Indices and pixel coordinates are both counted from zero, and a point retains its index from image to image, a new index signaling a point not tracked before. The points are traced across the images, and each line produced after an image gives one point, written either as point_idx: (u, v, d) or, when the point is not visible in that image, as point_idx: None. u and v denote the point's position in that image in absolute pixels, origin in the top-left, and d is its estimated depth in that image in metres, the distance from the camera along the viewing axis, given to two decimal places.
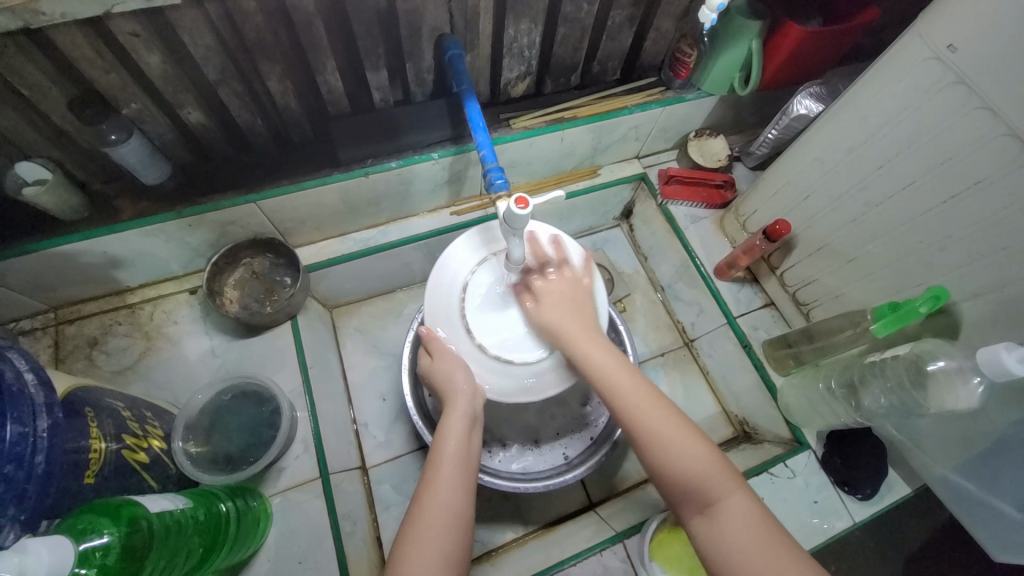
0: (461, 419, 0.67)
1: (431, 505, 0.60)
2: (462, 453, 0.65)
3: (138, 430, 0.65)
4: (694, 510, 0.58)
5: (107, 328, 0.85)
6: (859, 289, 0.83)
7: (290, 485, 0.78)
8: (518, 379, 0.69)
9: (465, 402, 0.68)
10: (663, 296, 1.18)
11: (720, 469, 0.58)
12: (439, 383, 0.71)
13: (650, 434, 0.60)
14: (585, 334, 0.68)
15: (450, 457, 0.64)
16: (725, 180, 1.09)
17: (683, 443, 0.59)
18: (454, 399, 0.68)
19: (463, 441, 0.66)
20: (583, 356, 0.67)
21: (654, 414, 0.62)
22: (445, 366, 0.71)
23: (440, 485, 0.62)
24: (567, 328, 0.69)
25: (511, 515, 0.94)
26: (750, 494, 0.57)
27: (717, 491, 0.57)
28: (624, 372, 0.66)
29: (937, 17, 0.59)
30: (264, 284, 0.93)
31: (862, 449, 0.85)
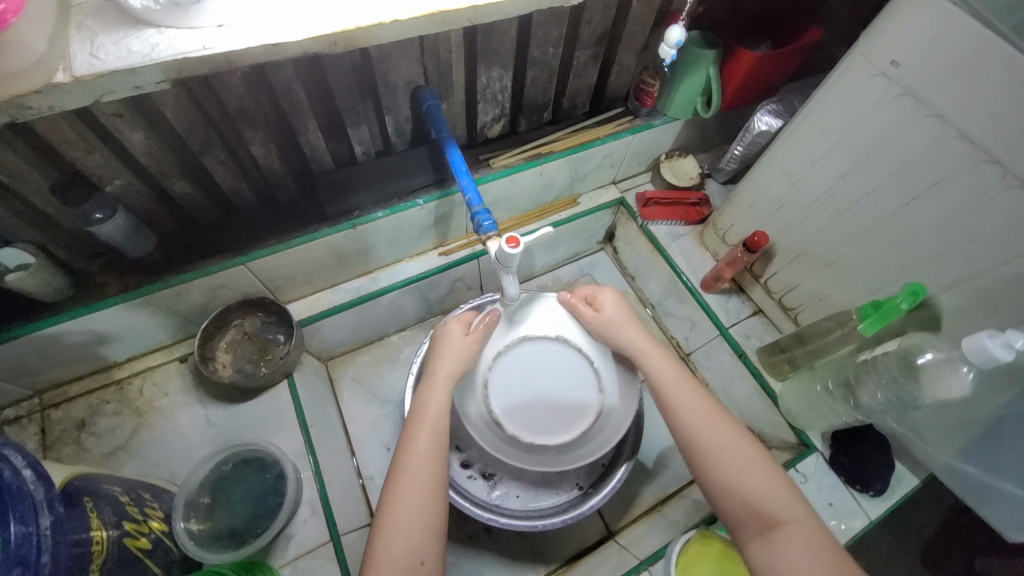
0: (442, 394, 0.68)
1: (408, 481, 0.60)
2: (436, 427, 0.65)
3: (138, 514, 0.62)
4: (753, 534, 0.59)
5: (95, 408, 0.82)
6: (840, 290, 0.86)
7: (299, 553, 0.75)
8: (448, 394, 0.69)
9: (445, 379, 0.70)
10: (653, 312, 1.20)
11: (771, 483, 0.60)
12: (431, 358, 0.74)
13: (718, 452, 0.62)
14: (651, 354, 0.73)
15: (425, 427, 0.65)
16: (700, 197, 1.14)
17: (751, 458, 0.62)
18: (439, 375, 0.70)
19: (441, 418, 0.66)
20: (654, 367, 0.71)
21: (720, 432, 0.64)
22: (443, 343, 0.74)
23: (414, 457, 0.62)
24: (642, 345, 0.74)
25: (530, 555, 0.91)
26: (812, 521, 0.58)
27: (780, 515, 0.58)
28: (688, 386, 0.69)
29: (876, 38, 0.65)
30: (256, 344, 0.91)
31: (865, 446, 0.87)
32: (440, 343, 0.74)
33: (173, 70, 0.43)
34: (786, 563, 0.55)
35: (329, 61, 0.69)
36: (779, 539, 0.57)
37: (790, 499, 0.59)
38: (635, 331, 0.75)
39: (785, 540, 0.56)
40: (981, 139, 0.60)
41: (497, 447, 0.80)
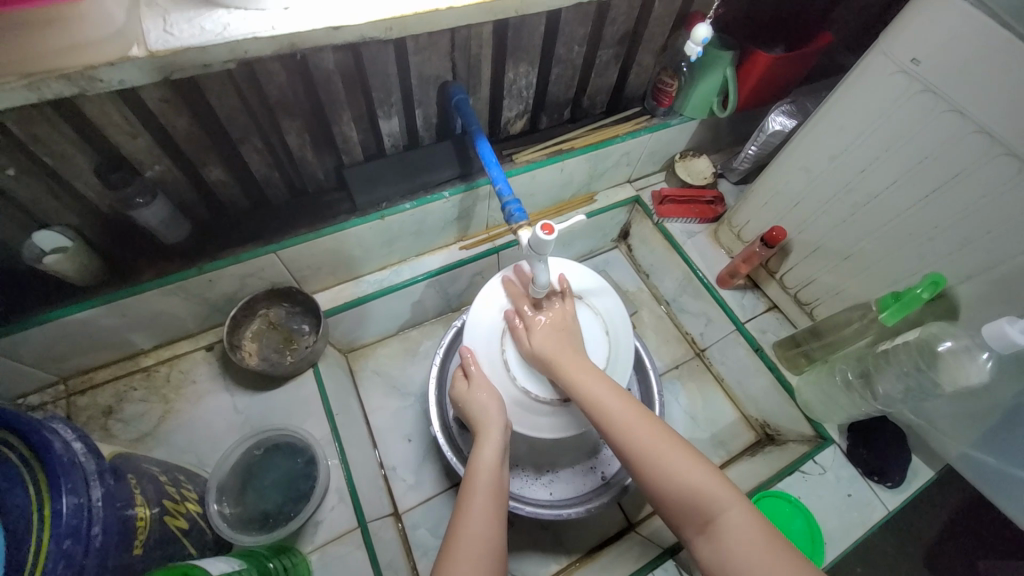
0: (494, 450, 0.70)
1: (463, 537, 0.60)
2: (492, 484, 0.66)
3: (175, 494, 0.63)
4: (695, 531, 0.57)
5: (121, 395, 0.83)
6: (857, 284, 0.89)
7: (328, 539, 0.75)
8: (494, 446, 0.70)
9: (496, 433, 0.71)
10: (667, 309, 1.22)
11: (702, 476, 0.58)
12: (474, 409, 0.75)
13: (645, 452, 0.61)
14: (574, 359, 0.71)
15: (482, 483, 0.66)
16: (714, 196, 1.16)
17: (676, 454, 0.60)
18: (487, 430, 0.72)
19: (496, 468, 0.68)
20: (569, 378, 0.70)
21: (645, 434, 0.62)
22: (477, 398, 0.75)
23: (472, 513, 0.63)
24: (558, 358, 0.72)
25: (552, 545, 0.92)
26: (749, 507, 0.56)
27: (718, 508, 0.56)
28: (609, 392, 0.67)
29: (897, 37, 0.68)
30: (282, 334, 0.92)
31: (883, 436, 0.88)
32: (468, 396, 0.76)
33: (239, 49, 0.46)
34: (734, 557, 0.53)
35: (368, 53, 0.71)
36: (721, 534, 0.54)
37: (721, 489, 0.57)
38: (558, 343, 0.74)
39: (730, 533, 0.54)
40: (1001, 133, 0.62)
41: (561, 416, 0.77)
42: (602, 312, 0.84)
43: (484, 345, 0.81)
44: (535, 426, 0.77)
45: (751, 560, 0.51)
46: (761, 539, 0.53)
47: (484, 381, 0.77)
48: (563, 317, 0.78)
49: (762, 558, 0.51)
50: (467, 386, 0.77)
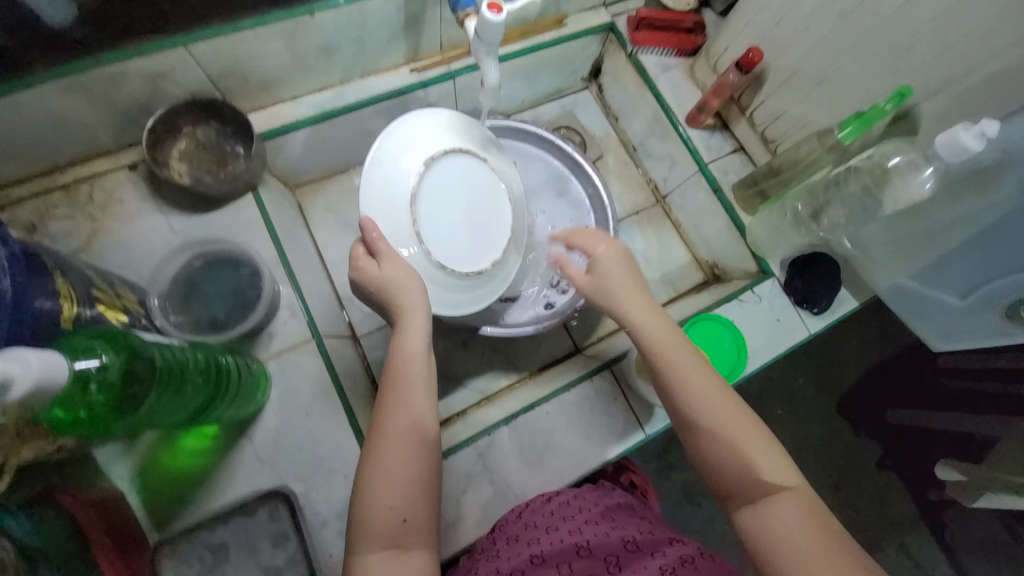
0: (421, 336, 0.65)
1: (391, 435, 0.59)
2: (424, 376, 0.64)
3: (110, 293, 0.62)
4: (741, 500, 0.56)
5: (44, 211, 0.77)
6: (826, 112, 0.86)
7: (284, 348, 0.78)
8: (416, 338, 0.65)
9: (414, 320, 0.65)
10: (634, 154, 1.18)
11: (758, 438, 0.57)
12: (386, 288, 0.66)
13: (709, 419, 0.59)
14: (634, 298, 0.69)
15: (409, 379, 0.63)
16: (695, 23, 1.05)
17: (748, 430, 0.58)
18: (407, 310, 0.65)
19: (422, 351, 0.65)
20: (630, 316, 0.68)
21: (715, 403, 0.60)
22: (390, 275, 0.66)
23: (399, 412, 0.60)
24: (624, 300, 0.69)
25: (504, 366, 0.99)
26: (808, 497, 0.54)
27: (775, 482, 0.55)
28: (673, 335, 0.66)
29: None
30: (214, 155, 0.85)
31: (820, 269, 0.93)
32: (384, 277, 0.66)
33: None
34: (772, 529, 0.53)
35: None
36: (767, 509, 0.54)
37: (784, 470, 0.56)
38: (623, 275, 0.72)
39: (775, 506, 0.54)
40: None
41: (481, 291, 0.76)
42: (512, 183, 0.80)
43: (385, 216, 0.69)
44: (449, 303, 0.74)
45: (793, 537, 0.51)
46: (811, 524, 0.52)
47: (395, 255, 0.67)
48: (624, 256, 0.74)
49: (805, 542, 0.50)
50: (377, 264, 0.67)
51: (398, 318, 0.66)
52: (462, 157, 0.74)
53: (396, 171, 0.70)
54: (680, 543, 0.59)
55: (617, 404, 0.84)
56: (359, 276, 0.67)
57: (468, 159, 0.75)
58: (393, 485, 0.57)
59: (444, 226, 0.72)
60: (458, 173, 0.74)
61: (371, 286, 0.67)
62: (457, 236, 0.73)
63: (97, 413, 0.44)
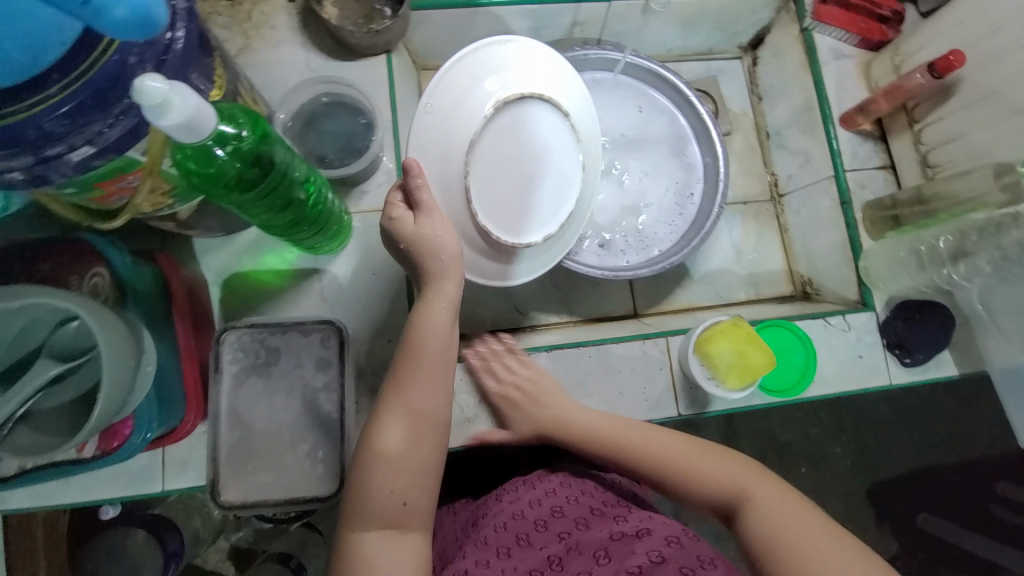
0: (445, 312, 0.61)
1: (399, 413, 0.58)
2: (439, 353, 0.60)
3: (248, 98, 0.67)
4: (732, 519, 0.55)
5: (206, 15, 0.83)
6: (1013, 147, 0.75)
7: (371, 209, 0.81)
8: (439, 318, 0.60)
9: (444, 292, 0.62)
10: (764, 143, 1.08)
11: (714, 453, 0.60)
12: (419, 247, 0.61)
13: (676, 471, 0.60)
14: (567, 403, 0.74)
15: (428, 356, 0.59)
16: (893, 13, 0.93)
17: (707, 457, 0.60)
18: (442, 279, 0.61)
19: (447, 327, 0.61)
20: (544, 405, 0.75)
21: (667, 450, 0.62)
22: (431, 233, 0.61)
23: (417, 390, 0.59)
24: (561, 409, 0.74)
25: (559, 305, 0.98)
26: (776, 483, 0.55)
27: (711, 474, 0.58)
28: (596, 417, 0.71)
29: None
30: (364, 9, 0.87)
31: (931, 318, 0.84)
32: (419, 235, 0.61)
33: None
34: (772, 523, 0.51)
35: None
36: (752, 506, 0.53)
37: (740, 474, 0.56)
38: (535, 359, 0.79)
39: (742, 502, 0.54)
40: None
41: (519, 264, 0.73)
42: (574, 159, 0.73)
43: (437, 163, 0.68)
44: (483, 268, 0.72)
45: (758, 504, 0.53)
46: (792, 507, 0.52)
47: (434, 213, 0.62)
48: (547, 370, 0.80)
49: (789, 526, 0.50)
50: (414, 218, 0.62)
51: (427, 285, 0.62)
52: (523, 117, 0.69)
53: (457, 119, 0.68)
54: (647, 535, 0.57)
55: (661, 374, 0.83)
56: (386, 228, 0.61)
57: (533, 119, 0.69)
58: (393, 463, 0.56)
59: (491, 188, 0.68)
60: (515, 131, 0.69)
61: (401, 243, 0.61)
62: (504, 202, 0.69)
63: (222, 176, 0.49)
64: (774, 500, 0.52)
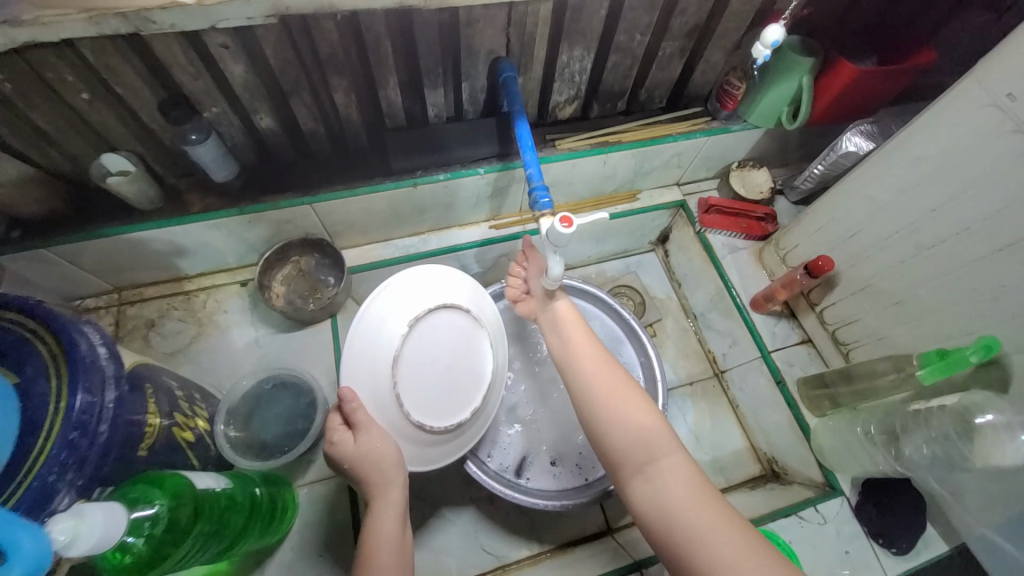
0: (394, 516, 0.63)
1: None
2: (395, 562, 0.61)
3: (187, 410, 0.71)
4: None
5: (165, 312, 0.92)
6: (904, 331, 0.82)
7: (317, 478, 0.82)
8: (387, 522, 0.63)
9: (392, 495, 0.64)
10: (694, 323, 1.17)
11: (675, 446, 0.60)
12: (362, 467, 0.63)
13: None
14: (633, 415, 0.63)
15: (386, 571, 0.59)
16: (766, 213, 1.08)
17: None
18: (388, 489, 0.63)
19: (394, 532, 0.63)
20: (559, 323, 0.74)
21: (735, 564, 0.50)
22: (368, 446, 0.64)
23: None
24: (630, 434, 0.61)
25: (526, 532, 0.94)
26: None
27: (658, 451, 0.60)
28: (594, 349, 0.70)
29: (996, 67, 0.60)
30: (308, 282, 0.98)
31: (900, 501, 0.82)
32: (360, 450, 0.63)
33: None
34: None
35: (419, 19, 0.71)
36: None
37: None
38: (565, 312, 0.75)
39: None
40: None
41: (455, 443, 0.77)
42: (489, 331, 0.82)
43: (366, 382, 0.70)
44: (420, 458, 0.73)
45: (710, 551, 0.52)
46: None
47: (372, 429, 0.64)
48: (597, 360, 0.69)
49: None
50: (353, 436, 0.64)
51: (372, 495, 0.64)
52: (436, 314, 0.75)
53: (378, 340, 0.72)
54: None
55: None
56: (336, 451, 0.64)
57: (444, 317, 0.76)
58: None
59: (420, 388, 0.73)
60: (432, 334, 0.74)
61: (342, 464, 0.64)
62: (434, 398, 0.74)
63: (134, 562, 0.48)
64: (696, 511, 0.54)
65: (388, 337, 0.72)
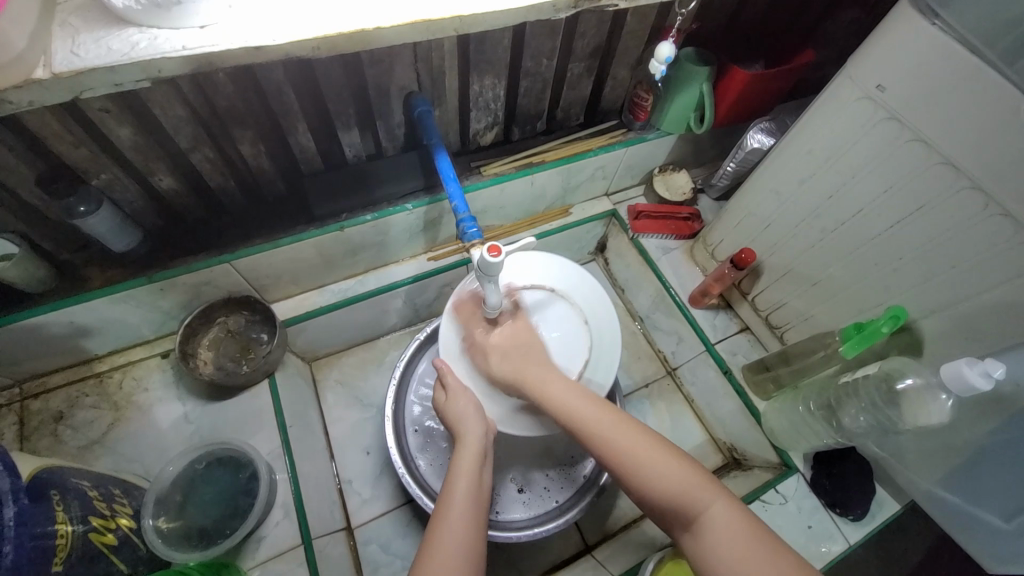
0: (472, 458, 0.68)
1: (443, 549, 0.57)
2: (474, 496, 0.64)
3: (105, 510, 0.64)
4: (681, 529, 0.58)
5: (73, 401, 0.83)
6: (827, 310, 0.87)
7: (270, 556, 0.76)
8: (466, 460, 0.67)
9: (473, 441, 0.69)
10: (642, 326, 1.20)
11: (714, 489, 0.58)
12: (450, 420, 0.73)
13: (630, 462, 0.61)
14: (537, 370, 0.72)
15: (458, 503, 0.63)
16: (691, 213, 1.14)
17: (662, 456, 0.61)
18: (465, 439, 0.69)
19: (474, 475, 0.66)
20: (550, 396, 0.69)
21: (632, 442, 0.62)
22: (457, 404, 0.73)
23: (450, 531, 0.60)
24: (526, 375, 0.72)
25: (505, 566, 0.91)
26: (733, 501, 0.57)
27: (699, 503, 0.57)
28: (596, 409, 0.66)
29: (864, 63, 0.66)
30: (239, 342, 0.92)
31: (848, 469, 0.86)
32: (449, 405, 0.74)
33: (152, 68, 0.48)
34: (712, 543, 0.54)
35: (320, 65, 0.70)
36: (704, 527, 0.55)
37: (700, 481, 0.58)
38: (527, 334, 0.77)
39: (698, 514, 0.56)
40: (964, 166, 0.61)
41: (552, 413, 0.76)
42: (586, 305, 0.83)
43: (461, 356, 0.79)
44: (517, 425, 0.75)
45: (608, 438, 0.64)
46: (746, 532, 0.54)
47: (462, 390, 0.74)
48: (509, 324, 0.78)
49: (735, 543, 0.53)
50: (446, 396, 0.75)
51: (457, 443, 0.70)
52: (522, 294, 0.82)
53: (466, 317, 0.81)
54: None
55: None
56: (436, 408, 0.76)
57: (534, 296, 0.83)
58: None
59: None
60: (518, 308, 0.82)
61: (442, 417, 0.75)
62: None
63: None
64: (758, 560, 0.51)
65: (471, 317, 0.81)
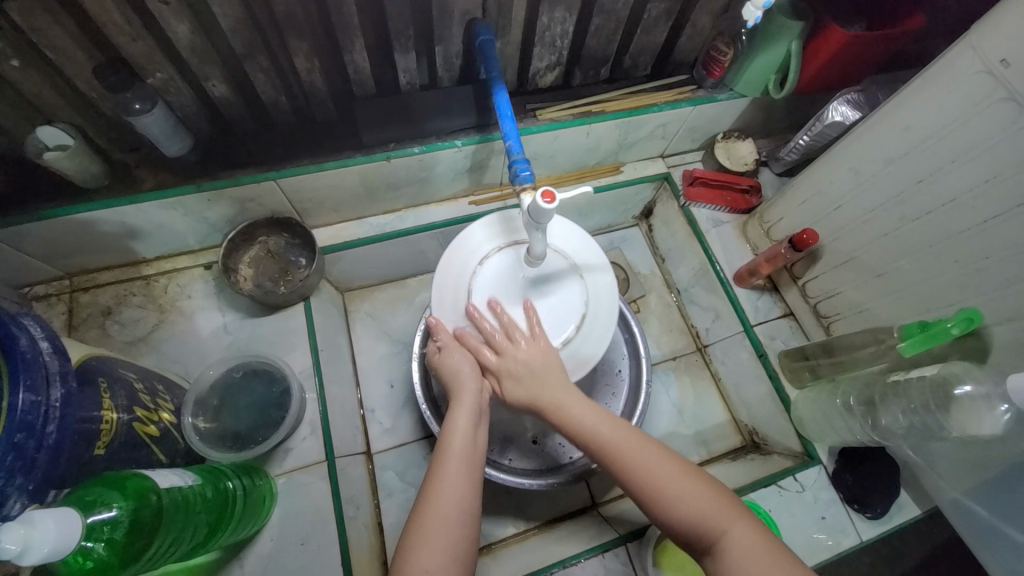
0: (467, 420, 0.67)
1: (437, 511, 0.59)
2: (467, 455, 0.64)
3: (149, 403, 0.67)
4: (702, 553, 0.56)
5: (121, 298, 0.86)
6: (887, 304, 0.82)
7: (295, 467, 0.80)
8: (461, 422, 0.66)
9: (468, 400, 0.68)
10: (678, 298, 1.17)
11: (730, 511, 0.56)
12: (445, 375, 0.70)
13: (652, 485, 0.59)
14: (558, 383, 0.68)
15: (455, 457, 0.63)
16: (751, 184, 1.05)
17: (683, 483, 0.58)
18: (460, 395, 0.68)
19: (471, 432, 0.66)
20: (572, 420, 0.65)
21: (651, 463, 0.60)
22: (451, 362, 0.70)
23: (447, 488, 0.61)
24: (551, 401, 0.67)
25: (513, 509, 0.95)
26: (754, 523, 0.56)
27: (717, 526, 0.55)
28: (617, 429, 0.64)
29: (990, 30, 0.57)
30: (278, 264, 0.93)
31: (874, 467, 0.84)
32: (442, 363, 0.71)
33: None
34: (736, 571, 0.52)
35: None
36: (725, 555, 0.54)
37: (723, 508, 0.56)
38: (541, 365, 0.69)
39: (722, 543, 0.54)
40: None
41: None
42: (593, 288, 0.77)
43: (454, 310, 0.74)
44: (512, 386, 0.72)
45: (630, 460, 0.61)
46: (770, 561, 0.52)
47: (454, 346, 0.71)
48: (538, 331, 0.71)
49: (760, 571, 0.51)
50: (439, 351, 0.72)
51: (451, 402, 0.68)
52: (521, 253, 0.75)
53: (461, 269, 0.76)
54: None
55: None
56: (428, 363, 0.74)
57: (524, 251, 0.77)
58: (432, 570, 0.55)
59: (500, 314, 0.74)
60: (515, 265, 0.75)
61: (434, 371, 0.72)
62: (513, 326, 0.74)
63: (99, 567, 0.46)
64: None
65: (467, 271, 0.76)
